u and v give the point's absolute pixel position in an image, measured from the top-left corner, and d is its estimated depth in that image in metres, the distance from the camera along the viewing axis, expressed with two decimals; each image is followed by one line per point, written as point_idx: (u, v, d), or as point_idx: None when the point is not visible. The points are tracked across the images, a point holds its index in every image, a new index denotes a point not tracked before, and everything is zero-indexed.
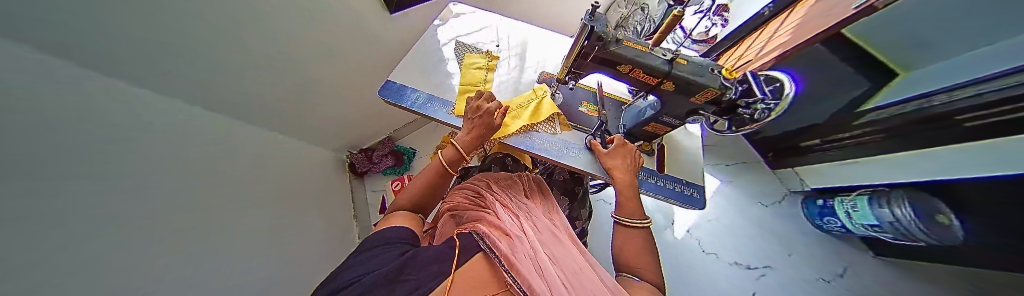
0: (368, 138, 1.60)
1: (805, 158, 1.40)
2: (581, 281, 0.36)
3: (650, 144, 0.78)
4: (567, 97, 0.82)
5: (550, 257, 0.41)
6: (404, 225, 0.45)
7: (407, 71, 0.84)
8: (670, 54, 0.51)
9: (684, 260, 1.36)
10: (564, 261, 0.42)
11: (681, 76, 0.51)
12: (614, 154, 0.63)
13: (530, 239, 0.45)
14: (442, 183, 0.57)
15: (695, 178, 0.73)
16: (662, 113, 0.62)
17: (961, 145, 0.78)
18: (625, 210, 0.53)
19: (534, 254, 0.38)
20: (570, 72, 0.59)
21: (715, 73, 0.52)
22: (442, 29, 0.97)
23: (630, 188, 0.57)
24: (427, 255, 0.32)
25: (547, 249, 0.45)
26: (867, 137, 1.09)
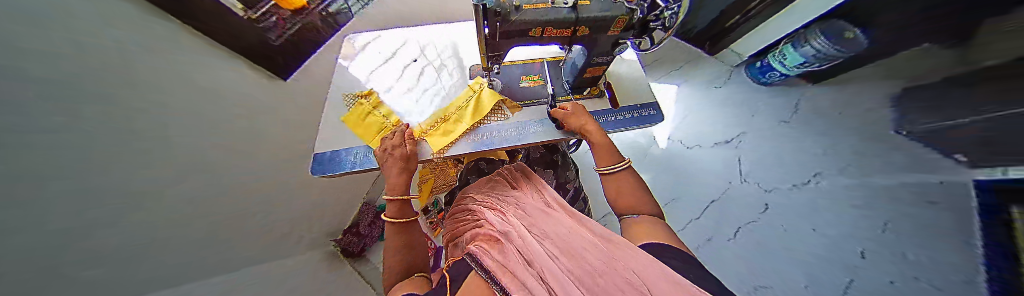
0: (344, 211, 1.47)
1: (730, 37, 1.60)
2: (568, 246, 0.40)
3: (597, 87, 0.80)
4: (505, 80, 0.80)
5: (542, 239, 0.44)
6: (407, 290, 0.45)
7: (333, 131, 0.76)
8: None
9: (676, 161, 1.56)
10: (556, 235, 0.44)
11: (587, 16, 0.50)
12: (574, 114, 0.63)
13: (519, 231, 0.48)
14: (412, 237, 0.56)
15: (645, 99, 0.77)
16: (592, 55, 0.63)
17: None
18: (603, 159, 0.57)
19: (525, 248, 0.42)
20: (491, 57, 0.60)
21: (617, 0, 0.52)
22: (351, 69, 0.88)
23: (600, 135, 0.59)
24: None
25: (537, 230, 0.48)
26: None
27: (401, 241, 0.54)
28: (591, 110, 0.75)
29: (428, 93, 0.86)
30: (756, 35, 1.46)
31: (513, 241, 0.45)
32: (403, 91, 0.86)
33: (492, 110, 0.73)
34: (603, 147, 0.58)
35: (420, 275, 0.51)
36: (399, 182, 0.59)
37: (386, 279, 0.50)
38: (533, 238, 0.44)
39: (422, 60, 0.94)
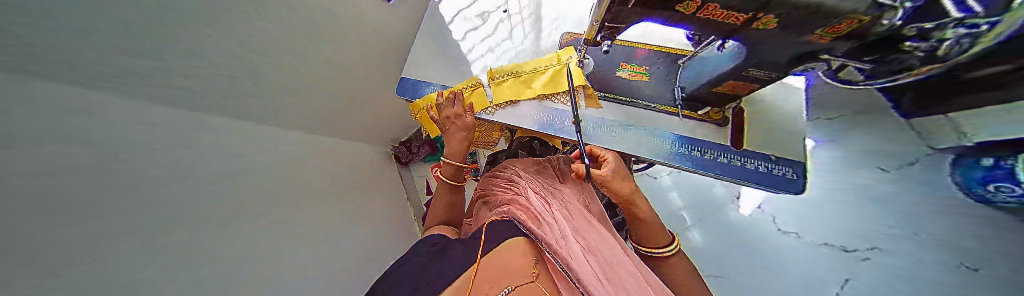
0: None
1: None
2: (613, 273, 0.39)
3: (721, 111, 0.61)
4: (601, 62, 0.68)
5: (585, 246, 0.45)
6: (439, 232, 0.55)
7: (419, 60, 0.74)
8: None
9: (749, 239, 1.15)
10: (599, 251, 0.45)
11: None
12: (613, 178, 0.49)
13: (563, 227, 0.47)
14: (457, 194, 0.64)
15: (786, 154, 0.57)
16: (749, 65, 0.46)
17: None
18: (649, 239, 0.47)
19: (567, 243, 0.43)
20: (602, 28, 0.46)
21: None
22: (444, 4, 0.87)
23: (644, 203, 0.49)
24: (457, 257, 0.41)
25: (581, 238, 0.47)
26: None
27: (450, 200, 0.63)
28: (697, 137, 0.59)
29: (506, 45, 0.87)
30: None
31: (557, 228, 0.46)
32: (481, 40, 0.85)
33: (569, 90, 0.62)
34: (651, 229, 0.47)
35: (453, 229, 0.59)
36: (460, 150, 0.61)
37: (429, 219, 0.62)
38: (576, 244, 0.44)
39: (504, 12, 0.96)
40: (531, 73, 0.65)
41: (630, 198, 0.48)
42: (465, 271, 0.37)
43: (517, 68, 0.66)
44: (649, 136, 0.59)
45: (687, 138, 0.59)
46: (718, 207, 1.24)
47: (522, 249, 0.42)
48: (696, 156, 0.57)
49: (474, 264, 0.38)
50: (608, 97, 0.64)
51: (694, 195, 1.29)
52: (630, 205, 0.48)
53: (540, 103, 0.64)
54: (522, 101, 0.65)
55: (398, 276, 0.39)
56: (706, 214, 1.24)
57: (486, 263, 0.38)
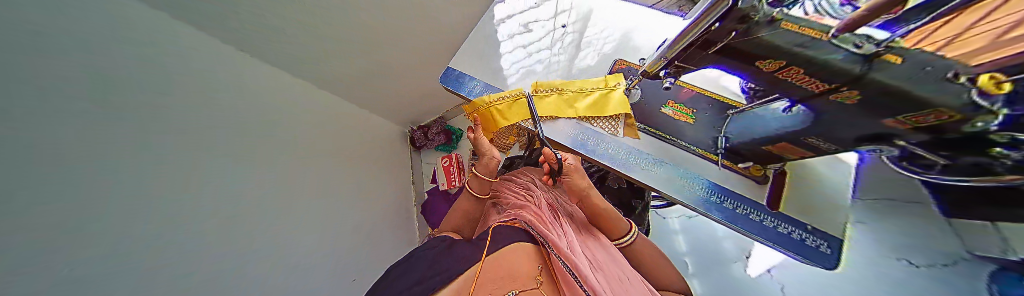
0: (426, 115, 1.60)
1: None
2: (620, 289, 0.40)
3: (763, 170, 0.59)
4: (646, 94, 0.69)
5: (591, 260, 0.46)
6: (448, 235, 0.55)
7: (466, 56, 0.80)
8: (868, 45, 0.28)
9: None
10: (607, 267, 0.45)
11: (877, 81, 0.28)
12: (575, 173, 0.55)
13: (571, 238, 0.49)
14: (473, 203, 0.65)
15: None
16: (810, 134, 0.42)
17: None
18: (614, 230, 0.56)
19: (575, 252, 0.44)
20: (673, 64, 0.50)
21: (955, 79, 0.23)
22: (499, 7, 0.90)
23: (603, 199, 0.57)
24: (464, 252, 0.41)
25: (590, 252, 0.48)
26: None
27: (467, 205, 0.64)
28: (727, 188, 0.60)
29: (540, 58, 0.84)
30: None
31: (564, 237, 0.48)
32: (521, 46, 0.85)
33: (610, 116, 0.65)
34: (617, 228, 0.56)
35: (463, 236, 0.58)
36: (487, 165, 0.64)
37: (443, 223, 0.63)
38: (585, 257, 0.45)
39: (555, 23, 0.92)
40: (576, 92, 0.68)
41: (586, 193, 0.55)
42: (472, 267, 0.38)
43: (566, 84, 0.69)
44: (679, 179, 0.59)
45: (719, 187, 0.60)
46: (721, 261, 1.17)
47: (530, 256, 0.42)
48: (727, 208, 0.56)
49: (480, 262, 0.39)
50: (648, 130, 0.65)
51: (703, 244, 1.25)
52: (587, 200, 0.56)
53: (577, 123, 0.65)
54: (564, 119, 0.66)
55: (404, 268, 0.40)
56: (707, 265, 1.19)
57: (493, 261, 0.39)
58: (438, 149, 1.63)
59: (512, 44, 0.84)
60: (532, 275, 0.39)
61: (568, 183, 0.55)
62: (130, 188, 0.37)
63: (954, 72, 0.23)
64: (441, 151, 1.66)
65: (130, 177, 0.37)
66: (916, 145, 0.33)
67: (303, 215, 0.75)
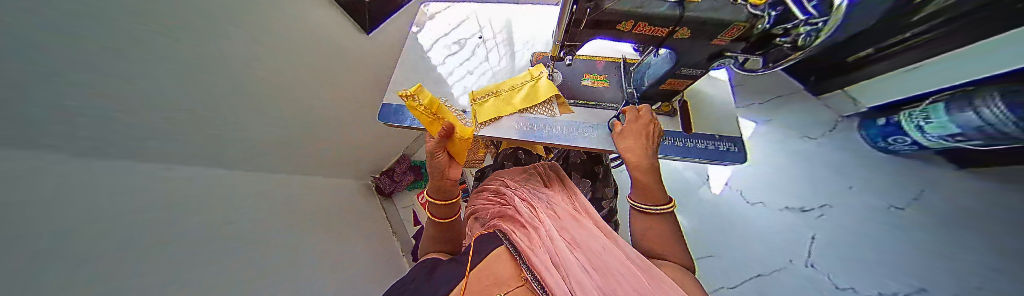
0: (385, 159, 1.52)
1: (864, 72, 1.13)
2: (599, 261, 0.40)
3: (670, 104, 0.70)
4: (566, 75, 0.76)
5: (568, 242, 0.45)
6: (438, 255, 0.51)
7: (399, 86, 0.79)
8: None
9: (722, 213, 1.23)
10: (585, 244, 0.45)
11: (694, 15, 0.40)
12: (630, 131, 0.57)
13: (547, 227, 0.49)
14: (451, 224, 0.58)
15: (727, 131, 0.66)
16: (679, 66, 0.53)
17: (949, 55, 0.87)
18: (648, 197, 0.47)
19: (550, 244, 0.44)
20: (564, 47, 0.53)
21: (737, 1, 0.39)
22: (421, 36, 0.91)
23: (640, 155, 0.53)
24: (442, 277, 0.41)
25: (567, 233, 0.49)
26: (932, 33, 0.87)
27: (437, 230, 0.56)
28: None
29: (477, 71, 0.86)
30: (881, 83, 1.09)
31: (540, 233, 0.48)
32: (458, 65, 0.86)
33: (543, 101, 0.70)
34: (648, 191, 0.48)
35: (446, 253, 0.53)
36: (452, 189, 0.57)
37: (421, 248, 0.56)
38: (562, 240, 0.45)
39: (480, 38, 0.95)
40: (506, 91, 0.73)
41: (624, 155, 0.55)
42: (455, 286, 0.38)
43: (493, 88, 0.74)
44: None
45: None
46: (691, 191, 1.31)
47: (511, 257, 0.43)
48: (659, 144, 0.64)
49: (461, 278, 0.39)
50: (577, 103, 0.72)
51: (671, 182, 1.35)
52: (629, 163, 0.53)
53: (517, 116, 0.69)
54: (506, 117, 0.69)
55: None
56: (685, 199, 1.30)
57: (475, 276, 0.39)
58: (409, 189, 1.53)
59: (446, 67, 0.84)
60: (515, 274, 0.39)
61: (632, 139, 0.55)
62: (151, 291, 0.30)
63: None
64: (415, 189, 1.55)
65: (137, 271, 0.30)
66: (743, 52, 0.50)
67: None
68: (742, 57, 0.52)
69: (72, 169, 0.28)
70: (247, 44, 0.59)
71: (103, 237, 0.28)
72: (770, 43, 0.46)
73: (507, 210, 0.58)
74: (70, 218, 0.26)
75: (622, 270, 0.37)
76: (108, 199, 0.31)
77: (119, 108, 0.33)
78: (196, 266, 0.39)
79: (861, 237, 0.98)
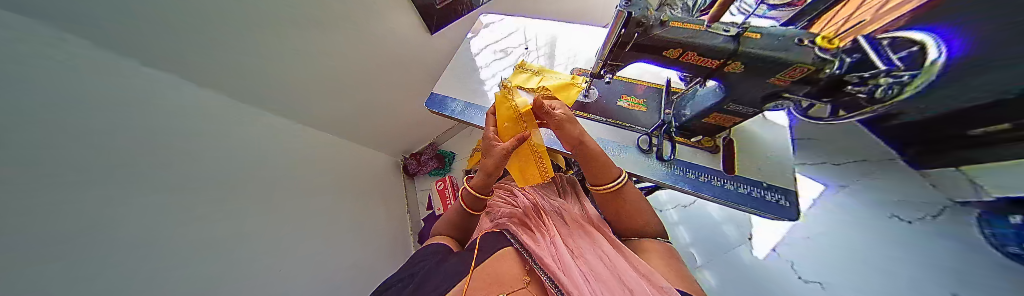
0: (417, 143, 1.66)
1: (987, 153, 0.80)
2: (602, 267, 0.41)
3: (714, 140, 0.66)
4: (602, 92, 0.77)
5: (573, 251, 0.47)
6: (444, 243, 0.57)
7: (447, 81, 0.90)
8: (735, 29, 0.40)
9: (762, 276, 1.04)
10: (588, 252, 0.46)
11: (751, 51, 0.39)
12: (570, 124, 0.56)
13: (552, 233, 0.51)
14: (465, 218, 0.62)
15: (778, 181, 0.59)
16: (727, 100, 0.50)
17: None
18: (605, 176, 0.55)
19: (554, 250, 0.46)
20: (606, 65, 0.54)
21: (803, 44, 0.38)
22: (473, 42, 1.02)
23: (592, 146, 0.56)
24: (452, 270, 0.44)
25: (570, 241, 0.50)
26: None
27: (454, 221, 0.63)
28: (693, 161, 0.63)
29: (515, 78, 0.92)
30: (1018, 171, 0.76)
31: (545, 239, 0.49)
32: (500, 69, 0.92)
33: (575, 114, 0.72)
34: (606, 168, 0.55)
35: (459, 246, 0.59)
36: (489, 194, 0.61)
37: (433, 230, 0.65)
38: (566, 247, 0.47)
39: (525, 48, 1.01)
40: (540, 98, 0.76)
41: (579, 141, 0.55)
42: (460, 282, 0.41)
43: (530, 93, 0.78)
44: (651, 160, 0.63)
45: (686, 162, 0.63)
46: (725, 249, 1.14)
47: (516, 257, 0.46)
48: (691, 179, 0.60)
49: (471, 273, 0.42)
50: (608, 121, 0.71)
51: (702, 229, 1.22)
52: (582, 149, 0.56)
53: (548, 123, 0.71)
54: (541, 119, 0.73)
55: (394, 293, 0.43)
56: (715, 254, 1.15)
57: (479, 272, 0.42)
58: (430, 174, 1.61)
59: (490, 70, 0.92)
60: (520, 275, 0.42)
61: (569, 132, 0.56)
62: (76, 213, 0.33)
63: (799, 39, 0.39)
64: (436, 176, 1.62)
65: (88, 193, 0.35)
66: (804, 96, 0.45)
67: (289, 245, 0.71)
68: (803, 102, 0.48)
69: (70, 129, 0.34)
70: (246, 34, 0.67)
71: (70, 187, 0.32)
72: (838, 91, 0.41)
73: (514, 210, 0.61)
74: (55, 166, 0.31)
75: (624, 272, 0.38)
76: (90, 151, 0.36)
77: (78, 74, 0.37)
78: (144, 212, 0.42)
79: None
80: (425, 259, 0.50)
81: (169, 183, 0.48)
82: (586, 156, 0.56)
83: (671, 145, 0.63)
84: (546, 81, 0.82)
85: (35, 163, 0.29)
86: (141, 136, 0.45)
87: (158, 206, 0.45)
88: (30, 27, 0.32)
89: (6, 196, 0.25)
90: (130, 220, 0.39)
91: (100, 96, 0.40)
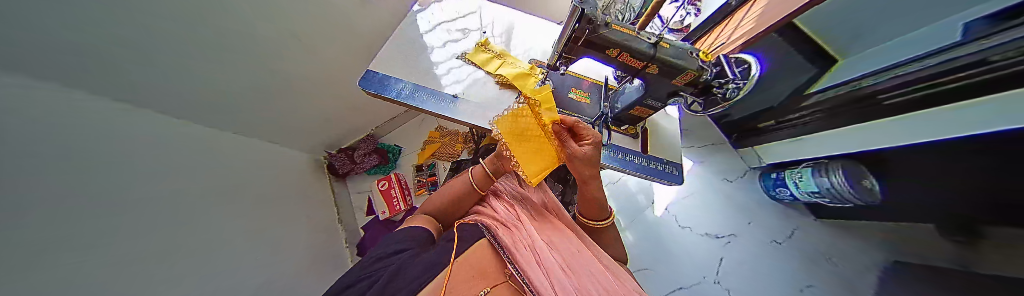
0: (348, 135, 1.37)
1: (802, 128, 1.23)
2: (575, 261, 0.40)
3: (635, 128, 0.82)
4: (556, 84, 0.83)
5: (548, 243, 0.45)
6: (422, 225, 0.52)
7: (390, 59, 0.77)
8: (654, 38, 0.51)
9: (663, 235, 1.41)
10: (562, 245, 0.45)
11: (661, 56, 0.51)
12: (587, 166, 0.49)
13: (528, 227, 0.48)
14: (450, 200, 0.58)
15: (673, 158, 0.80)
16: (647, 96, 0.63)
17: (891, 120, 0.86)
18: (595, 215, 0.57)
19: (531, 244, 0.43)
20: (561, 58, 0.58)
21: (692, 55, 0.53)
22: (423, 16, 0.90)
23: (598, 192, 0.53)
24: (423, 260, 0.36)
25: (545, 235, 0.48)
26: (888, 96, 0.83)
27: (443, 204, 0.58)
28: (624, 146, 0.78)
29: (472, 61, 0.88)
30: (803, 142, 1.23)
31: (521, 231, 0.46)
32: (456, 51, 0.85)
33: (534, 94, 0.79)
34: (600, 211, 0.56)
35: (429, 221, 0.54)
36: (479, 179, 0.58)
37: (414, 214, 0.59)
38: (542, 241, 0.45)
39: (482, 32, 0.95)
40: (501, 75, 0.80)
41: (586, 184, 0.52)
42: (438, 273, 0.34)
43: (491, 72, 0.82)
44: None
45: (619, 147, 0.77)
46: (639, 214, 1.46)
47: (490, 252, 0.40)
48: (622, 159, 0.74)
49: (449, 264, 0.35)
50: (561, 111, 0.78)
51: (628, 201, 1.49)
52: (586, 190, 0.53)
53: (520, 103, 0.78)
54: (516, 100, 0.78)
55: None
56: (635, 219, 1.45)
57: (460, 264, 0.36)
58: (370, 173, 1.38)
59: (445, 50, 0.84)
60: (499, 269, 0.37)
61: (582, 176, 0.50)
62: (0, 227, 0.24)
63: (690, 51, 0.53)
64: (376, 174, 1.39)
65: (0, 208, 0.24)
66: (690, 95, 0.62)
67: (205, 268, 0.54)
68: (690, 100, 0.66)
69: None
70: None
71: None
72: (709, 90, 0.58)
73: (485, 209, 0.56)
74: None
75: (597, 270, 0.39)
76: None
77: (7, 19, 0.28)
78: (53, 231, 0.30)
79: (750, 256, 1.33)
80: (394, 252, 0.41)
81: (68, 181, 0.34)
82: (583, 161, 0.49)
83: (608, 133, 0.74)
84: (505, 68, 0.83)
85: None
86: (33, 117, 0.32)
87: (61, 208, 0.32)
88: None
89: None
90: (44, 218, 0.29)
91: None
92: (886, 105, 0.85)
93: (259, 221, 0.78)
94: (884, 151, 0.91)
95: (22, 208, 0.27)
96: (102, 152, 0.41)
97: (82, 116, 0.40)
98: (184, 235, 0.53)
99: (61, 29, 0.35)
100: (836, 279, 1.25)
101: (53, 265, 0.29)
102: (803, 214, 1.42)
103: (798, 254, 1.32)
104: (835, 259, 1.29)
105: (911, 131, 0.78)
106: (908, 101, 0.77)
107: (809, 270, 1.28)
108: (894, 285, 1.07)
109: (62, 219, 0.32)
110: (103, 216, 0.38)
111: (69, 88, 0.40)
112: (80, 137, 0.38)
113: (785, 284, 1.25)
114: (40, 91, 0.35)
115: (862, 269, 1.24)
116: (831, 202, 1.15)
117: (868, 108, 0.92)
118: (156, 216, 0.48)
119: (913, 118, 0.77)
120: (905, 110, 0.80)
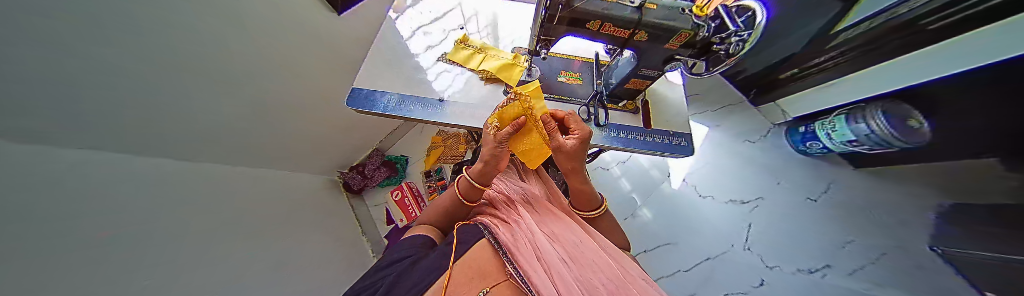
0: (355, 153, 1.41)
1: (825, 73, 1.13)
2: (576, 252, 0.39)
3: (635, 103, 0.78)
4: (544, 70, 0.79)
5: (549, 235, 0.44)
6: (424, 233, 0.52)
7: (373, 73, 0.76)
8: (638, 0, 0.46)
9: (682, 208, 1.35)
10: (563, 236, 0.44)
11: (649, 20, 0.46)
12: (574, 160, 0.48)
13: (528, 221, 0.48)
14: (447, 208, 0.57)
15: (681, 129, 0.75)
16: (642, 65, 0.58)
17: (936, 46, 0.75)
18: (584, 204, 0.55)
19: (531, 239, 0.43)
20: (540, 41, 0.55)
21: (685, 13, 0.48)
22: (400, 22, 0.88)
23: (580, 185, 0.52)
24: (426, 266, 0.37)
25: (546, 226, 0.47)
26: (929, 21, 0.72)
27: (445, 207, 0.57)
28: (625, 124, 0.74)
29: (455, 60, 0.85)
30: (829, 90, 1.13)
31: (521, 227, 0.46)
32: (438, 53, 0.83)
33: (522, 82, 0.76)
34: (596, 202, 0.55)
35: (431, 227, 0.54)
36: (468, 191, 0.54)
37: (417, 218, 0.59)
38: (542, 233, 0.44)
39: (463, 28, 0.92)
40: (485, 70, 0.78)
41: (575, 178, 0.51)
42: (438, 279, 0.34)
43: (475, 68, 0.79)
44: (595, 129, 0.69)
45: (620, 126, 0.73)
46: (655, 189, 1.41)
47: (491, 251, 0.40)
48: (625, 139, 0.70)
49: (448, 269, 0.35)
50: (553, 97, 0.74)
51: (641, 178, 1.44)
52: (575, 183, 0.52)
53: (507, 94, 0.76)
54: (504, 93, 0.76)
55: None
56: (650, 195, 1.40)
57: (459, 267, 0.36)
58: (382, 185, 1.42)
59: (427, 54, 0.82)
60: (501, 266, 0.37)
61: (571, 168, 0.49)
62: (79, 280, 0.27)
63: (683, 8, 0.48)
64: (388, 186, 1.44)
65: (72, 265, 0.28)
66: (689, 57, 0.58)
67: (258, 288, 0.60)
68: (692, 62, 0.61)
69: (31, 138, 0.31)
70: (227, 32, 0.60)
71: (33, 252, 0.24)
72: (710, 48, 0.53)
73: (487, 208, 0.56)
74: (20, 229, 0.24)
75: (600, 258, 0.38)
76: (44, 221, 0.27)
77: (43, 79, 0.29)
78: (128, 275, 0.34)
79: (782, 218, 1.26)
80: (396, 261, 0.41)
81: (131, 232, 0.39)
82: (569, 154, 0.48)
83: (606, 113, 0.70)
84: (487, 62, 0.80)
85: (27, 244, 0.23)
86: (80, 182, 0.35)
87: (129, 255, 0.37)
88: (19, 73, 0.26)
89: (17, 277, 0.21)
90: (112, 254, 0.34)
91: (32, 139, 0.30)
92: (931, 31, 0.73)
93: (294, 243, 0.85)
94: (936, 84, 0.80)
95: (92, 264, 0.30)
96: (160, 202, 0.47)
97: (129, 172, 0.45)
98: (237, 264, 0.59)
99: (117, 82, 0.40)
100: (884, 231, 1.15)
101: (138, 283, 0.35)
102: (836, 165, 1.31)
103: (838, 209, 1.23)
104: (879, 209, 1.19)
105: (961, 57, 0.69)
106: (957, 24, 0.67)
107: (853, 225, 1.18)
108: (953, 230, 0.97)
109: (136, 264, 0.37)
110: (171, 256, 0.43)
111: (115, 150, 0.45)
112: (134, 182, 0.45)
113: (825, 243, 1.17)
114: (84, 158, 0.38)
115: (911, 215, 1.14)
116: (872, 149, 1.04)
117: (905, 38, 0.82)
118: (214, 240, 0.56)
119: (959, 44, 0.68)
120: (950, 34, 0.70)
